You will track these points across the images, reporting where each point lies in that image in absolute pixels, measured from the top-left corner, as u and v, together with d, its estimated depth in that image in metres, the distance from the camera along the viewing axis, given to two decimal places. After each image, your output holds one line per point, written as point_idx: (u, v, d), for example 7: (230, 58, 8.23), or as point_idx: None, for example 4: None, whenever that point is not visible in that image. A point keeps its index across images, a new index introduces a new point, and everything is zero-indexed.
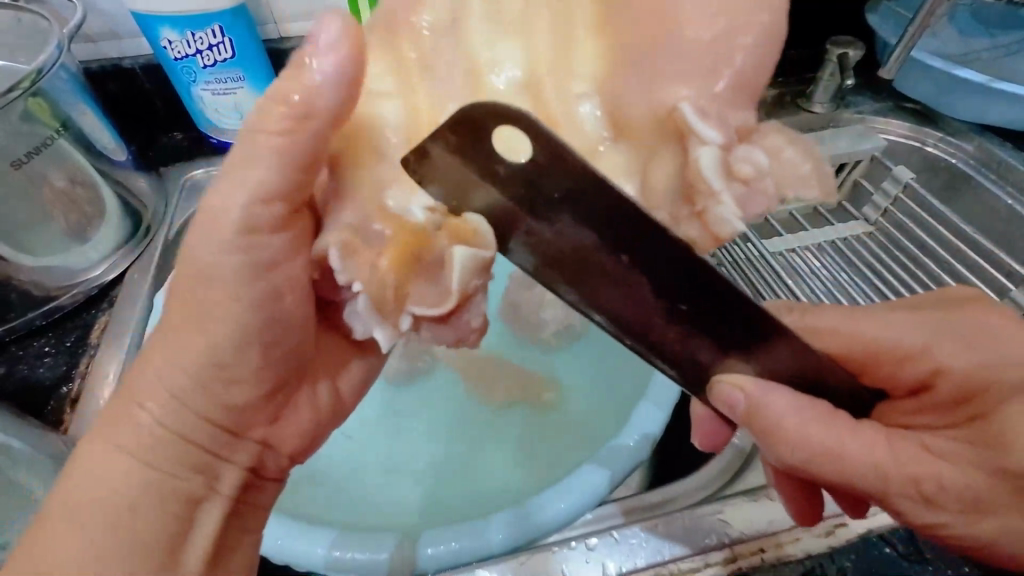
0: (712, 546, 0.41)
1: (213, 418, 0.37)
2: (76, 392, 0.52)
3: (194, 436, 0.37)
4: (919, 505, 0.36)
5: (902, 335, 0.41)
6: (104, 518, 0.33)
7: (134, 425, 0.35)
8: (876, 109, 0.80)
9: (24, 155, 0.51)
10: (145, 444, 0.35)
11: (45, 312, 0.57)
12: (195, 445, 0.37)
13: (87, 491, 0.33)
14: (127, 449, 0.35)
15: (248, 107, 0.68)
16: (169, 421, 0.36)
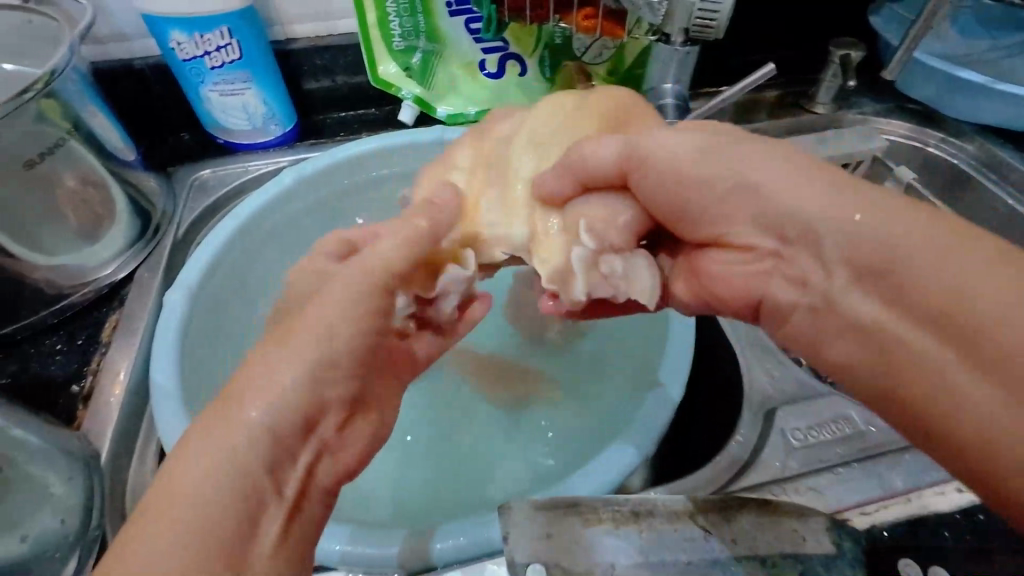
0: (690, 526, 0.41)
1: (297, 411, 0.36)
2: (87, 390, 0.53)
3: (281, 433, 0.35)
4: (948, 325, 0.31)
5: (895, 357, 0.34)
6: (198, 498, 0.31)
7: (239, 420, 0.34)
8: (878, 110, 0.81)
9: (37, 156, 0.52)
10: (241, 436, 0.33)
11: (57, 311, 0.58)
12: (279, 442, 0.35)
13: (186, 475, 0.32)
14: (227, 440, 0.33)
15: (255, 107, 0.69)
16: (268, 419, 0.34)
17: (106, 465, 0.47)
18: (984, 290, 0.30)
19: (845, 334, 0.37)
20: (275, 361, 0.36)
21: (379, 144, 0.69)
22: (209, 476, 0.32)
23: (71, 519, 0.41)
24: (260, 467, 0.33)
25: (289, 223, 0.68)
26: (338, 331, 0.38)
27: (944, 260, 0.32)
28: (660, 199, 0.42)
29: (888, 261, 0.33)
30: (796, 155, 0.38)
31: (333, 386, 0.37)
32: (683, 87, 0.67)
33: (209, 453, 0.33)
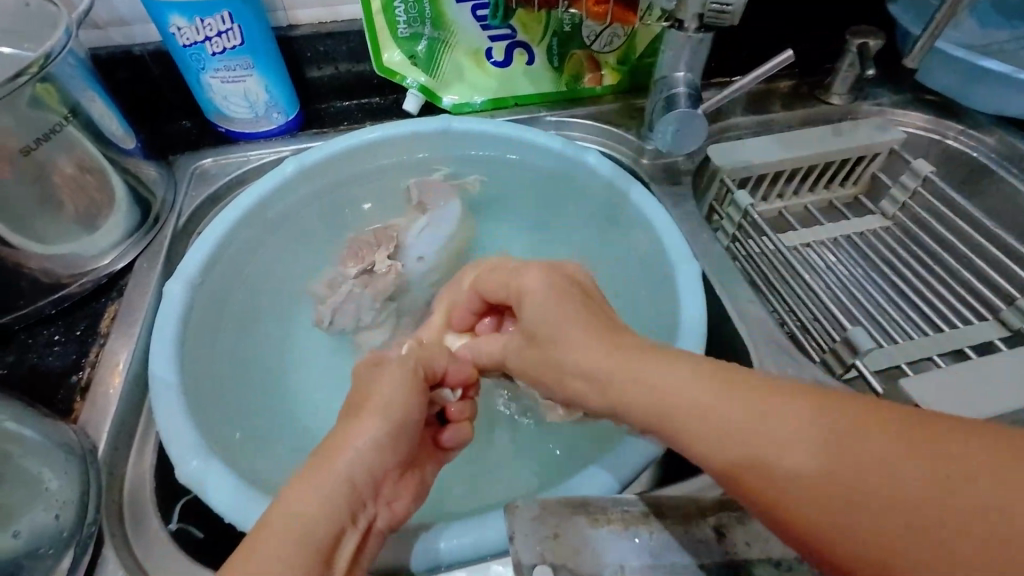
0: (700, 527, 0.40)
1: (385, 458, 0.41)
2: (86, 380, 0.52)
3: (366, 476, 0.39)
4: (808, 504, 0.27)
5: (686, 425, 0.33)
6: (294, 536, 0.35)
7: (337, 458, 0.39)
8: (895, 101, 0.79)
9: (34, 142, 0.51)
10: (337, 472, 0.38)
11: (55, 301, 0.56)
12: (364, 483, 0.39)
13: (290, 505, 0.36)
14: (325, 478, 0.38)
15: (257, 95, 0.67)
16: (360, 462, 0.39)
17: (104, 460, 0.46)
18: (670, 393, 0.34)
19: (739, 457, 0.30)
20: (354, 426, 0.41)
21: (384, 132, 0.68)
22: (310, 503, 0.36)
23: (66, 515, 0.40)
24: (336, 508, 0.37)
25: (294, 213, 0.67)
26: (400, 391, 0.43)
27: (683, 392, 0.33)
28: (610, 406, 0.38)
29: (757, 460, 0.29)
30: (624, 339, 0.39)
31: (405, 439, 0.42)
32: (694, 75, 0.66)
33: (295, 501, 0.36)
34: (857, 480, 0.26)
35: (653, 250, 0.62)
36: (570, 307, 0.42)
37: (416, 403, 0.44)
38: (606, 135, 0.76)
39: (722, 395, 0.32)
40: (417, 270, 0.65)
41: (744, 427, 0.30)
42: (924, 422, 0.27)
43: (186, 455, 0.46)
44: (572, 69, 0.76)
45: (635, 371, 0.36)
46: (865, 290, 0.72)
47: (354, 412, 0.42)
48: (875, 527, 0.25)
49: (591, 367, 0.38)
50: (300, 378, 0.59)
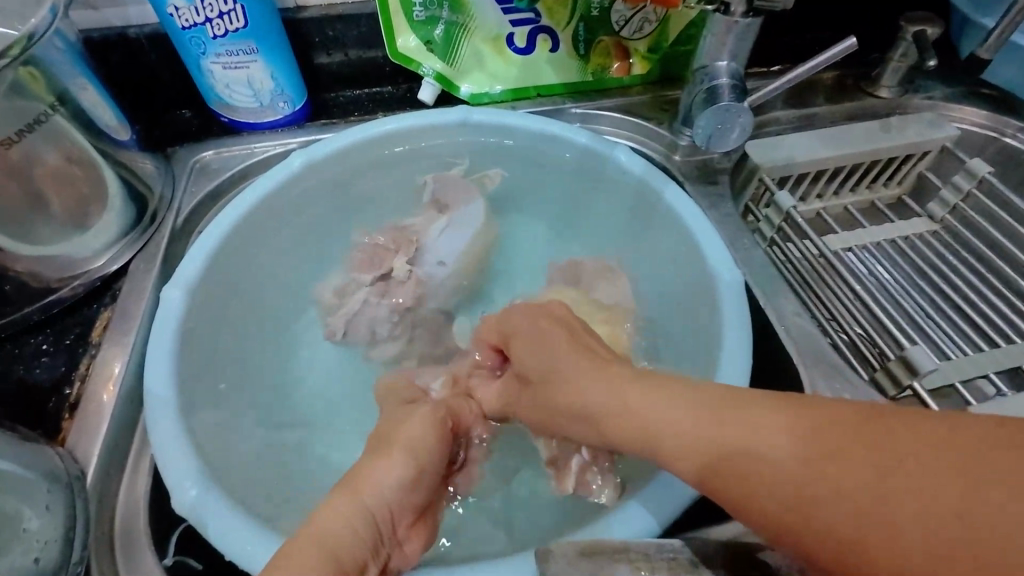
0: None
1: (411, 493, 0.39)
2: (76, 395, 0.48)
3: (392, 508, 0.38)
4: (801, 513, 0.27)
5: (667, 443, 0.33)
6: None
7: (372, 483, 0.38)
8: (949, 95, 0.73)
9: (16, 133, 0.47)
10: (369, 498, 0.37)
11: (44, 307, 0.52)
12: (389, 514, 0.38)
13: (322, 527, 0.35)
14: (358, 501, 0.37)
15: (262, 82, 0.62)
16: (392, 490, 0.38)
17: (94, 487, 0.42)
18: (652, 413, 0.34)
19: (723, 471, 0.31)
20: (378, 459, 0.40)
21: (398, 123, 0.63)
22: (341, 527, 0.35)
23: (48, 553, 0.36)
24: (354, 556, 0.34)
25: (300, 213, 0.62)
26: (424, 433, 0.42)
27: (676, 418, 0.33)
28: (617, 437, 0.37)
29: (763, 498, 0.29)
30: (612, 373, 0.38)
31: (427, 481, 0.41)
32: (738, 64, 0.60)
33: (311, 544, 0.34)
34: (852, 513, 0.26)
35: (689, 256, 0.57)
36: (558, 340, 0.43)
37: (438, 451, 0.42)
38: (636, 129, 0.71)
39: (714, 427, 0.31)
40: (438, 275, 0.60)
41: (736, 463, 0.30)
42: (920, 444, 0.25)
43: (184, 484, 0.42)
44: (599, 57, 0.70)
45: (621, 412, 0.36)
46: (909, 299, 0.66)
47: (375, 453, 0.40)
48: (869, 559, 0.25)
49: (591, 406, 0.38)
50: (308, 390, 0.56)
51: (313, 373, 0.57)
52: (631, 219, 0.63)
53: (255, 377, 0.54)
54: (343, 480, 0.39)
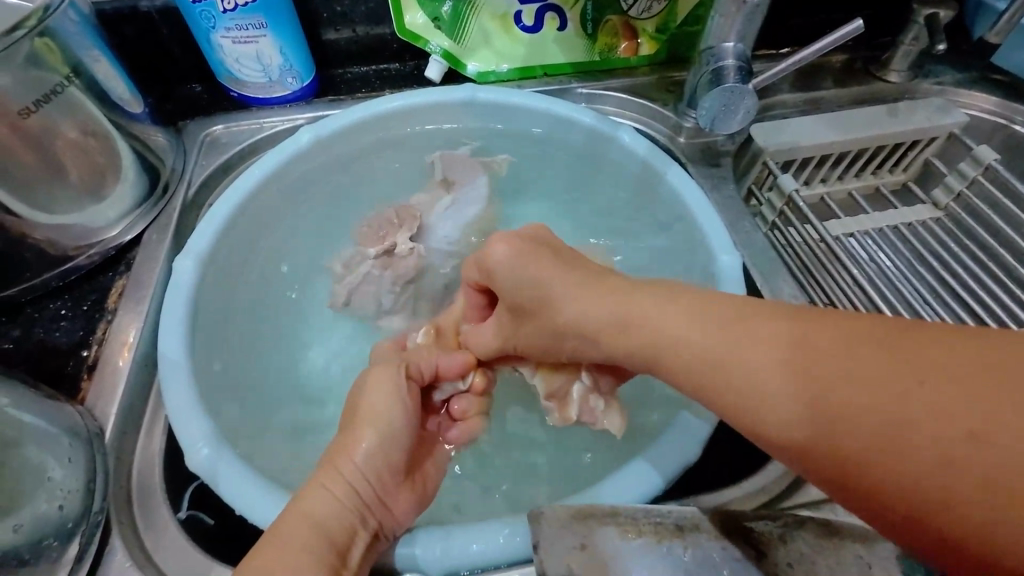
0: (741, 545, 0.37)
1: (388, 464, 0.41)
2: (94, 358, 0.50)
3: (371, 483, 0.40)
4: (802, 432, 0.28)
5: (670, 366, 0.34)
6: (297, 556, 0.34)
7: (342, 466, 0.40)
8: (959, 80, 0.72)
9: (33, 104, 0.48)
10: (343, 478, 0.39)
11: (61, 274, 0.54)
12: (370, 489, 0.39)
13: (301, 512, 0.37)
14: (333, 483, 0.39)
15: (271, 57, 0.63)
16: (363, 467, 0.40)
17: (112, 444, 0.45)
18: (653, 334, 0.35)
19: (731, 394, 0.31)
20: (347, 441, 0.41)
21: (403, 101, 0.64)
22: (317, 508, 0.37)
23: (71, 503, 0.39)
24: (337, 526, 0.37)
25: (305, 188, 0.63)
26: (387, 406, 0.42)
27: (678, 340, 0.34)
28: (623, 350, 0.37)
29: (781, 404, 0.29)
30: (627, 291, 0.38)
31: (404, 451, 0.42)
32: (745, 46, 0.60)
33: (295, 521, 0.37)
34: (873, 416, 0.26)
35: (689, 235, 0.58)
36: (546, 260, 0.42)
37: (406, 419, 0.43)
38: (642, 110, 0.71)
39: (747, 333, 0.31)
40: (441, 254, 0.61)
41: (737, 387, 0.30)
42: (956, 361, 0.25)
43: (196, 443, 0.44)
44: (607, 36, 0.70)
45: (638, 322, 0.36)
46: (908, 283, 0.66)
47: (344, 431, 0.42)
48: (874, 459, 0.25)
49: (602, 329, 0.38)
50: (315, 359, 0.57)
51: (319, 342, 0.58)
52: (634, 200, 0.64)
53: (266, 346, 0.56)
54: (320, 465, 0.40)
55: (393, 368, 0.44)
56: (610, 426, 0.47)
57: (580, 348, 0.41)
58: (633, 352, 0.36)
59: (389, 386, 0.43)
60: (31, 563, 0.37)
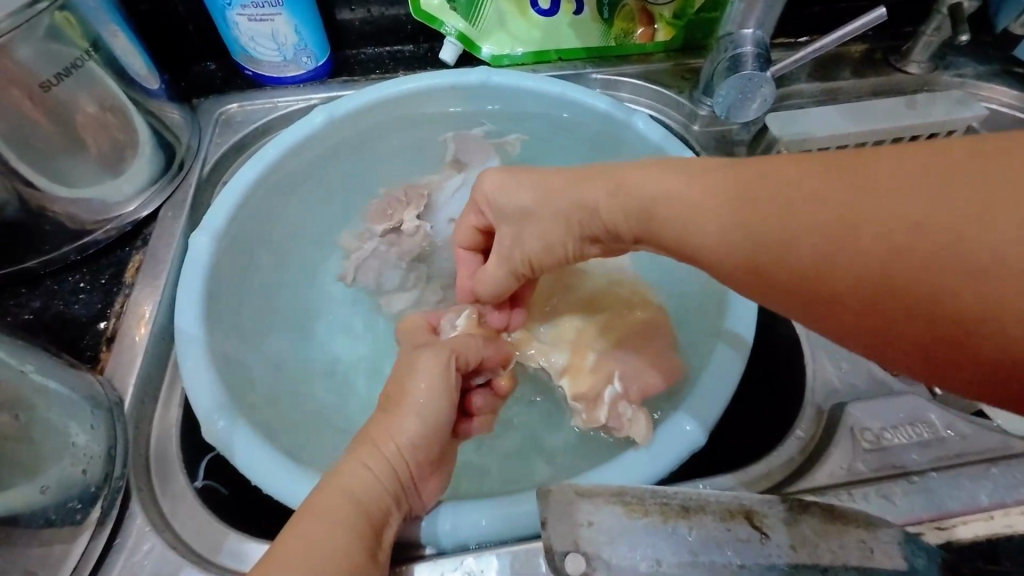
0: (746, 527, 0.38)
1: (425, 452, 0.41)
2: (112, 330, 0.51)
3: (408, 468, 0.40)
4: (841, 266, 0.27)
5: (692, 234, 0.33)
6: (337, 537, 0.34)
7: (385, 449, 0.39)
8: (979, 72, 0.71)
9: (54, 77, 0.48)
10: (384, 461, 0.39)
11: (80, 247, 0.55)
12: (406, 474, 0.39)
13: (338, 491, 0.37)
14: (372, 465, 0.39)
15: (286, 36, 0.63)
16: (405, 453, 0.40)
17: (131, 413, 0.46)
18: (664, 201, 0.34)
19: (758, 246, 0.30)
20: (388, 424, 0.40)
21: (423, 82, 0.64)
22: (357, 487, 0.37)
23: (94, 468, 0.40)
24: (375, 506, 0.37)
25: (319, 166, 0.63)
26: (432, 394, 0.41)
27: (698, 205, 0.32)
28: (625, 222, 0.37)
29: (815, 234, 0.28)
30: (626, 170, 0.37)
31: (440, 435, 0.42)
32: (763, 33, 0.60)
33: (335, 500, 0.36)
34: (882, 240, 0.26)
35: None
36: (537, 174, 0.42)
37: (444, 405, 0.42)
38: (657, 97, 0.71)
39: (752, 184, 0.30)
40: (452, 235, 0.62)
41: (768, 236, 0.29)
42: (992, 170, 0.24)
43: (213, 416, 0.45)
44: (623, 21, 0.70)
45: (640, 195, 0.35)
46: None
47: (381, 413, 0.41)
48: (894, 281, 0.26)
49: (607, 209, 0.37)
50: (325, 335, 0.58)
51: (329, 320, 0.59)
52: None
53: (280, 322, 0.56)
54: (358, 444, 0.40)
55: (443, 353, 0.43)
56: (633, 435, 0.46)
57: (587, 231, 0.40)
58: (646, 220, 0.35)
59: (436, 370, 0.42)
60: (58, 524, 0.38)
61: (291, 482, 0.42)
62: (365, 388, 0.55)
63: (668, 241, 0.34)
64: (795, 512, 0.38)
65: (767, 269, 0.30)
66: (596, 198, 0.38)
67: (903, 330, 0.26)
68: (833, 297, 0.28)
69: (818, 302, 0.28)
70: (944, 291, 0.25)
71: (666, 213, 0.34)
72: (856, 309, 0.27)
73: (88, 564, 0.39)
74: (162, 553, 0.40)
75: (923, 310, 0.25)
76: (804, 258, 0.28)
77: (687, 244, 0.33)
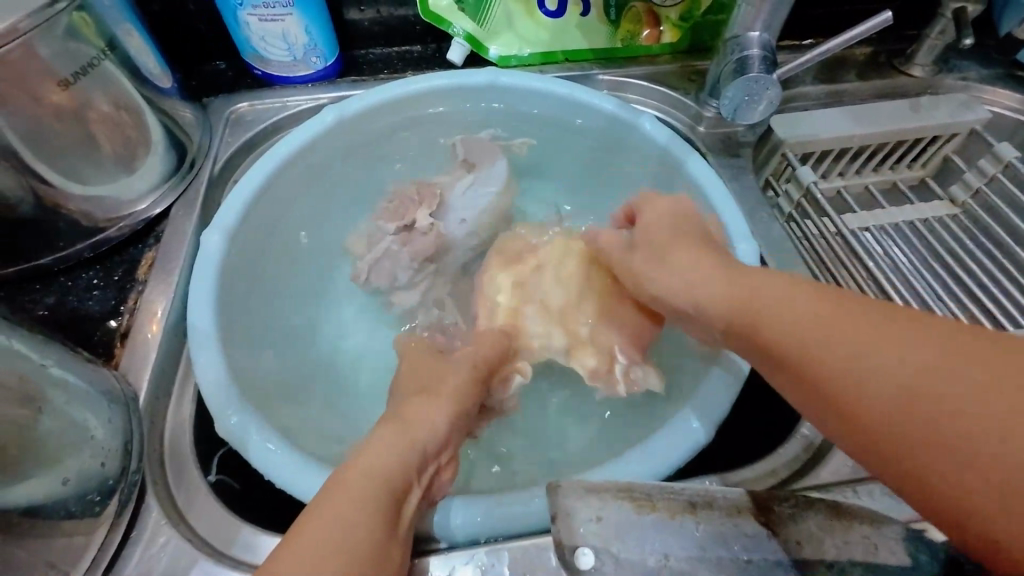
0: (751, 522, 0.38)
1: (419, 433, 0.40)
2: (125, 327, 0.52)
3: (425, 449, 0.41)
4: (889, 408, 0.31)
5: (770, 339, 0.37)
6: (365, 519, 0.34)
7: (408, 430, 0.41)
8: (983, 76, 0.72)
9: (71, 76, 0.48)
10: (410, 437, 0.40)
11: (93, 244, 0.55)
12: (425, 455, 0.40)
13: (364, 469, 0.37)
14: (400, 440, 0.40)
15: (296, 36, 0.64)
16: (412, 434, 0.40)
17: (145, 408, 0.46)
18: (749, 307, 0.39)
19: (823, 367, 0.34)
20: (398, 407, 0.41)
21: (431, 83, 0.64)
22: (385, 461, 0.38)
23: (111, 462, 0.41)
24: (399, 480, 0.38)
25: (329, 166, 0.64)
26: None
27: (776, 318, 0.37)
28: (705, 314, 0.41)
29: (872, 373, 0.32)
30: (711, 271, 0.42)
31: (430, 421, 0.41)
32: (770, 36, 0.60)
33: (361, 477, 0.37)
34: (929, 405, 0.29)
35: (705, 220, 0.59)
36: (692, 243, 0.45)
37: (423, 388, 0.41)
38: (663, 99, 0.71)
39: (832, 313, 0.35)
40: (459, 233, 0.62)
41: (836, 360, 0.33)
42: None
43: (226, 410, 0.46)
44: (630, 23, 0.70)
45: (727, 298, 0.40)
46: (922, 281, 0.64)
47: (421, 397, 0.44)
48: (929, 438, 0.29)
49: (689, 296, 0.42)
50: (333, 333, 0.58)
51: (339, 316, 0.59)
52: (654, 187, 0.64)
53: (290, 319, 0.57)
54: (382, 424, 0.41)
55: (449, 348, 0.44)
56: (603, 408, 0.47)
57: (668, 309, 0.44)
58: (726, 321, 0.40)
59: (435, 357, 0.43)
60: (77, 516, 0.38)
61: (304, 475, 0.43)
62: (374, 384, 0.56)
63: (742, 340, 0.39)
64: (800, 508, 0.39)
65: (821, 389, 0.34)
66: (683, 290, 0.43)
67: (917, 487, 0.30)
68: (875, 432, 0.31)
69: (858, 432, 0.32)
70: (964, 466, 0.28)
71: (748, 320, 0.38)
72: (889, 454, 0.31)
73: (105, 555, 0.40)
74: (178, 545, 0.40)
75: (947, 478, 0.28)
76: (857, 389, 0.32)
77: (760, 348, 0.37)
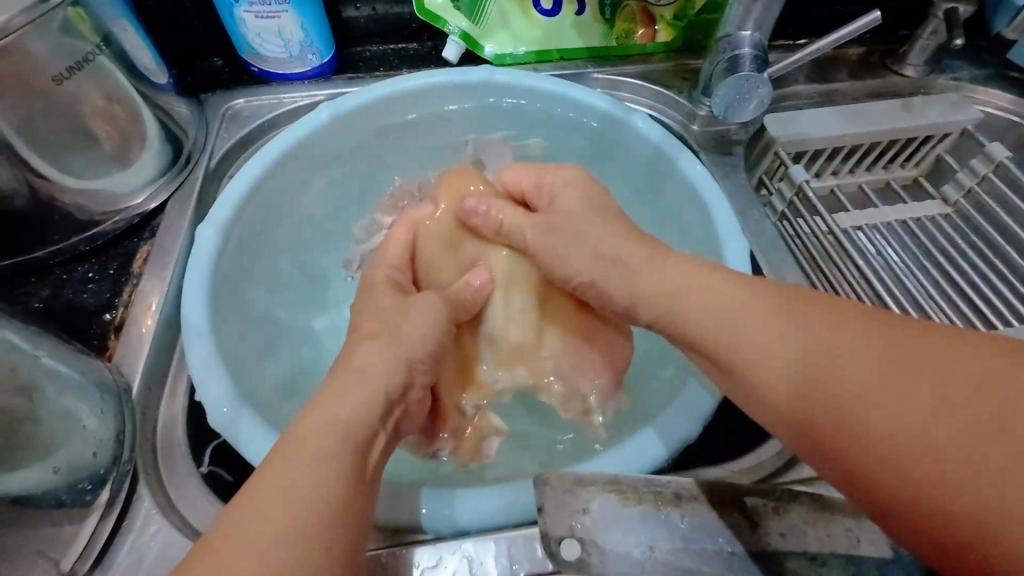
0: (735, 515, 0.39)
1: (390, 371, 0.42)
2: (119, 320, 0.52)
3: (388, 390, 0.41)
4: (845, 404, 0.31)
5: (723, 344, 0.37)
6: (318, 467, 0.34)
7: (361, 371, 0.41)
8: (975, 76, 0.72)
9: (66, 71, 0.49)
10: (361, 379, 0.41)
11: (89, 238, 0.56)
12: (387, 397, 0.41)
13: (316, 418, 0.37)
14: (354, 385, 0.40)
15: (292, 33, 0.64)
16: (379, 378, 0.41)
17: (138, 400, 0.47)
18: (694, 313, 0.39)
19: (780, 368, 0.34)
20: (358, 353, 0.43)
21: (422, 81, 0.65)
22: (337, 408, 0.38)
23: (103, 452, 0.41)
24: (356, 428, 0.37)
25: (324, 163, 0.64)
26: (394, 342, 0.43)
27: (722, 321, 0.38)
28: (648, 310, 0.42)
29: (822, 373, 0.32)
30: (652, 262, 0.44)
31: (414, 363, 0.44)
32: (761, 36, 0.61)
33: (318, 424, 0.36)
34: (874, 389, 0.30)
35: (696, 218, 0.59)
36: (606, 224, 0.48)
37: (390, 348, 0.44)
38: (657, 98, 0.72)
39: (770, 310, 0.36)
40: None
41: (792, 352, 0.34)
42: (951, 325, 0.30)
43: (219, 402, 0.46)
44: (624, 22, 0.71)
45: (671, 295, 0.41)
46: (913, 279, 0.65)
47: (370, 340, 0.44)
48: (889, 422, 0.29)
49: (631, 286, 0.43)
50: (326, 328, 0.59)
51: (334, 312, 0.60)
52: (647, 184, 0.65)
53: (285, 314, 0.57)
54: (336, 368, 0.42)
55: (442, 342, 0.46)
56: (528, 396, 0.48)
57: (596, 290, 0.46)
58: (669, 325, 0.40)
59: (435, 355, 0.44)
60: (68, 504, 0.39)
61: None
62: None
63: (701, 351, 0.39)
64: (787, 501, 0.39)
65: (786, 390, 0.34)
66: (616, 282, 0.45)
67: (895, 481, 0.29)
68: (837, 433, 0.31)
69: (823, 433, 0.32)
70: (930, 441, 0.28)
71: (693, 326, 0.39)
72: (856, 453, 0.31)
73: (96, 545, 0.40)
74: (169, 535, 0.41)
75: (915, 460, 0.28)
76: (819, 386, 0.32)
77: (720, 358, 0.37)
